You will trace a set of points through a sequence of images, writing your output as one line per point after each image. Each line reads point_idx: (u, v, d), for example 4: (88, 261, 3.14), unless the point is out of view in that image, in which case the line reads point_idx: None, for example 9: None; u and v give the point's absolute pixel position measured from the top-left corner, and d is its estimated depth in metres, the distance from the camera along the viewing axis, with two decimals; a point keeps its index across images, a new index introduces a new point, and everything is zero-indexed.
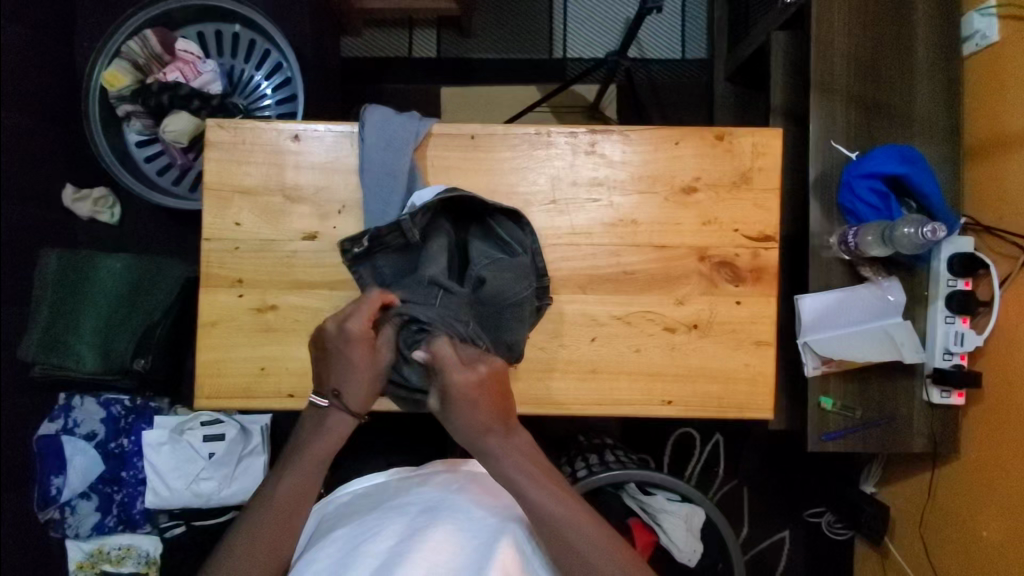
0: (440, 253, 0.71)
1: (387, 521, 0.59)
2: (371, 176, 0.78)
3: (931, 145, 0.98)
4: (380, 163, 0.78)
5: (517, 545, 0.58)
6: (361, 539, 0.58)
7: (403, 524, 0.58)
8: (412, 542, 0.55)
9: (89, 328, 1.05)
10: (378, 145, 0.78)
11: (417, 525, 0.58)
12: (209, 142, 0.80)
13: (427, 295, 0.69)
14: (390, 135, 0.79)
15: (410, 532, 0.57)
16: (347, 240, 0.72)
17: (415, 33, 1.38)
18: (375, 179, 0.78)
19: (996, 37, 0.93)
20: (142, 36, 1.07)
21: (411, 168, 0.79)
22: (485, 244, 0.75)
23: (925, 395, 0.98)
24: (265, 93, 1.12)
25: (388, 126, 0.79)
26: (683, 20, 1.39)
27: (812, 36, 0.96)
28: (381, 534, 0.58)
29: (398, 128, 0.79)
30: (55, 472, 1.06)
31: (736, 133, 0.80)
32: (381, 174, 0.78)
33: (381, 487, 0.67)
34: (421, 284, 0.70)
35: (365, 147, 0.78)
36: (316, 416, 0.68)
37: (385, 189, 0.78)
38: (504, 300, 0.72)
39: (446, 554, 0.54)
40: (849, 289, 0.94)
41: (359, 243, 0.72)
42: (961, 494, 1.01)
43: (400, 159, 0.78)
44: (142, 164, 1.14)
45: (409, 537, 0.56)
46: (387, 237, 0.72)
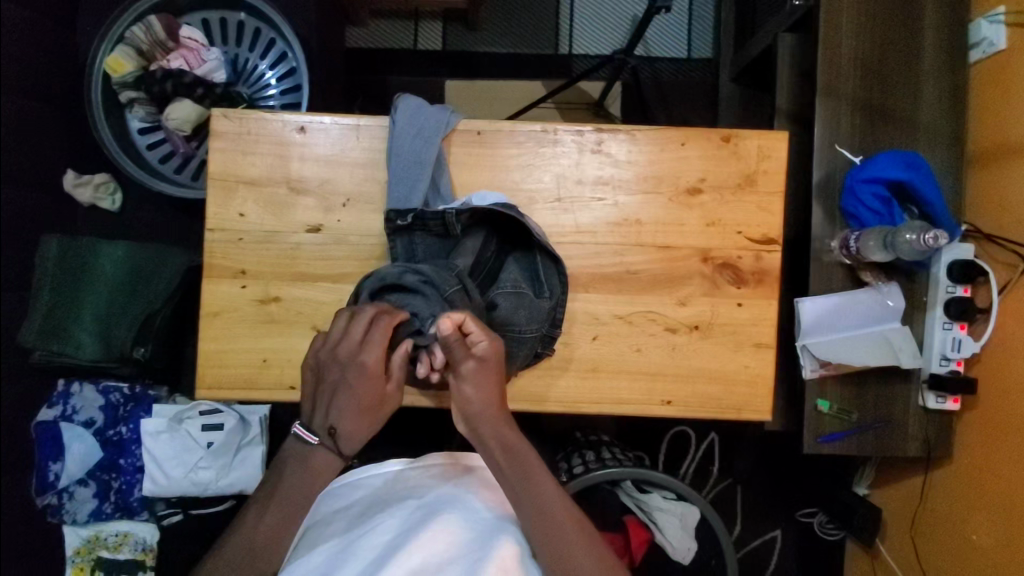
0: (470, 253, 0.75)
1: (382, 518, 0.60)
2: (396, 167, 0.77)
3: (935, 151, 0.98)
4: (407, 155, 0.77)
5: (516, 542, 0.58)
6: (355, 538, 0.58)
7: (398, 523, 0.59)
8: (405, 541, 0.56)
9: (89, 315, 1.05)
10: (409, 131, 0.78)
11: (411, 522, 0.58)
12: (215, 132, 0.80)
13: (448, 280, 0.69)
14: (421, 123, 0.78)
15: (404, 532, 0.57)
16: (393, 210, 0.75)
17: (420, 25, 1.38)
18: (396, 171, 0.77)
19: (1004, 44, 0.93)
20: (147, 22, 1.06)
21: (439, 159, 0.78)
22: (522, 270, 0.77)
23: (920, 400, 0.99)
24: (270, 82, 1.11)
25: (419, 116, 0.79)
26: (690, 19, 1.39)
27: (820, 39, 0.96)
28: (379, 530, 0.58)
29: (431, 118, 0.79)
30: (52, 458, 1.05)
31: (742, 135, 0.80)
32: (408, 164, 0.77)
33: (377, 477, 0.67)
34: (448, 270, 0.70)
35: (395, 133, 0.77)
36: (298, 454, 0.65)
37: (411, 176, 0.76)
38: (511, 330, 0.73)
39: (438, 554, 0.55)
40: (849, 294, 0.95)
41: (404, 216, 0.75)
42: (953, 497, 1.02)
43: (430, 149, 0.77)
44: (145, 151, 1.13)
45: (403, 535, 0.57)
46: (429, 218, 0.75)
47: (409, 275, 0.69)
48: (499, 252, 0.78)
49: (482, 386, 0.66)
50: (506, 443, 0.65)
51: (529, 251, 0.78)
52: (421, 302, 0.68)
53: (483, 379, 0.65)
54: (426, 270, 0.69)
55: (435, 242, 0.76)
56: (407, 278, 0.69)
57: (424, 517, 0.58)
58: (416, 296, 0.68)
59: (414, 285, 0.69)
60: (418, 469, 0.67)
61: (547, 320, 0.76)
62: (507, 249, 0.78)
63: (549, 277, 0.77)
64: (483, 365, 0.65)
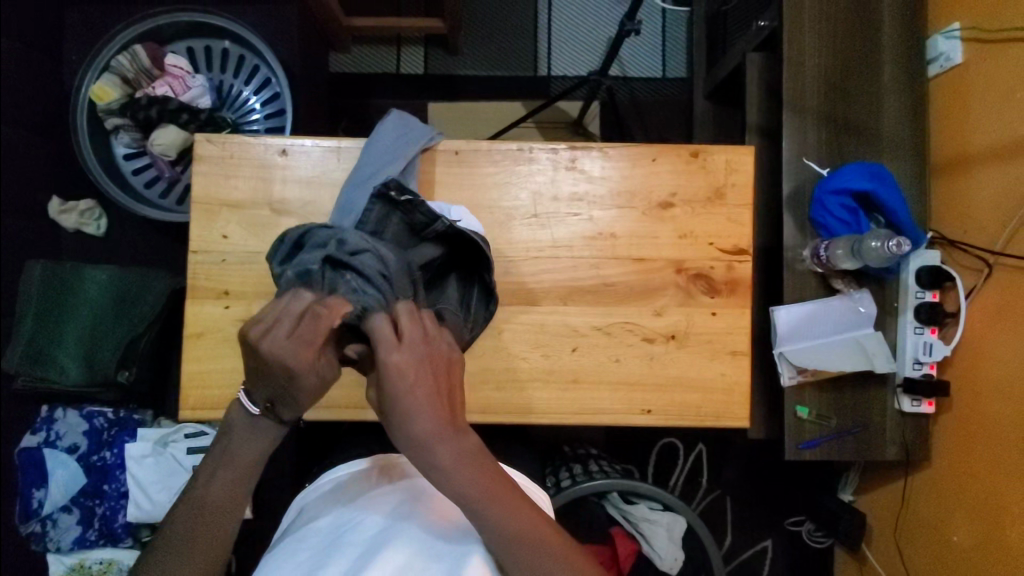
0: (426, 259, 0.71)
1: (367, 511, 0.58)
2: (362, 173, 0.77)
3: (901, 161, 1.02)
4: (376, 164, 0.77)
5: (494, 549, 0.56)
6: (342, 527, 0.57)
7: (383, 514, 0.58)
8: (396, 525, 0.55)
9: (73, 341, 1.05)
10: (387, 139, 0.79)
11: (400, 511, 0.58)
12: (198, 156, 0.82)
13: (404, 285, 0.63)
14: (403, 136, 0.80)
15: (394, 518, 0.57)
16: (397, 183, 0.69)
17: (402, 51, 1.42)
18: (361, 172, 0.77)
19: (960, 59, 0.98)
20: (131, 51, 1.09)
21: (408, 164, 0.79)
22: (460, 286, 0.76)
23: (896, 404, 1.01)
24: (254, 107, 1.14)
25: (403, 130, 0.81)
26: (663, 41, 1.44)
27: (785, 57, 1.00)
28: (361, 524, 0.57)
29: (413, 133, 0.81)
30: (37, 485, 1.06)
31: (711, 150, 0.83)
32: (378, 170, 0.77)
33: (362, 476, 0.67)
34: (404, 271, 0.65)
35: (374, 138, 0.79)
36: (246, 420, 0.60)
37: (370, 169, 0.77)
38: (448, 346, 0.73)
39: (429, 537, 0.54)
40: (822, 301, 0.97)
41: (404, 193, 0.69)
42: (934, 499, 1.03)
43: (402, 154, 0.79)
44: (130, 176, 1.15)
45: (392, 523, 0.56)
46: (419, 210, 0.70)
47: (366, 262, 0.62)
48: (447, 264, 0.76)
49: (427, 379, 0.54)
50: (466, 468, 0.54)
51: (477, 274, 0.76)
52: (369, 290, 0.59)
53: (428, 373, 0.54)
54: (388, 266, 0.63)
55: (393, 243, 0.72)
56: (369, 259, 0.63)
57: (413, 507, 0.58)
58: (368, 282, 0.60)
59: (368, 280, 0.61)
60: (403, 469, 0.68)
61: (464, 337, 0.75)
62: (450, 265, 0.76)
63: (479, 307, 0.77)
64: (422, 362, 0.54)
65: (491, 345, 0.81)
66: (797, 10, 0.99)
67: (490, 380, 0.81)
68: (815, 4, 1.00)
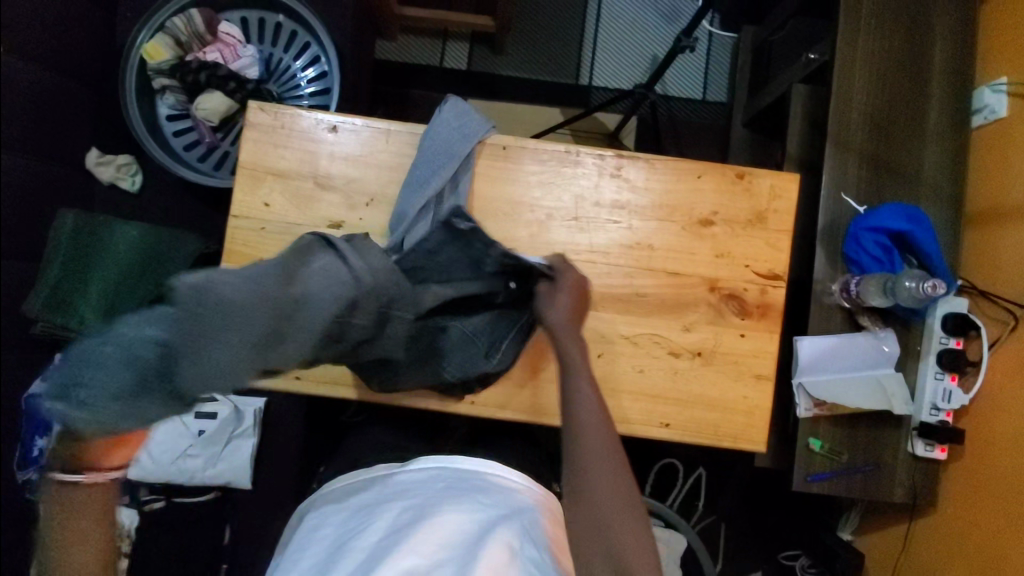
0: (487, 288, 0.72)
1: (374, 517, 0.64)
2: (419, 172, 0.79)
3: (935, 207, 1.02)
4: (433, 163, 0.80)
5: (503, 547, 0.59)
6: (348, 536, 0.63)
7: (389, 521, 0.62)
8: (396, 537, 0.60)
9: (96, 293, 1.05)
10: (448, 125, 0.81)
11: (402, 519, 0.62)
12: (249, 123, 0.82)
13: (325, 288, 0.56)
14: (462, 126, 0.82)
15: (396, 527, 0.61)
16: (455, 214, 0.68)
17: (448, 44, 1.43)
18: (423, 165, 0.80)
19: (1005, 113, 0.99)
20: (187, 14, 1.10)
21: (468, 155, 0.82)
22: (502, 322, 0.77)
23: (909, 446, 1.00)
24: (301, 84, 1.15)
25: (461, 121, 0.82)
26: (707, 64, 1.45)
27: (833, 91, 1.00)
28: (367, 531, 0.62)
29: (470, 126, 0.82)
30: (40, 433, 1.05)
31: (755, 173, 0.84)
32: (434, 169, 0.79)
33: (369, 481, 0.70)
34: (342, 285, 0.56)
35: (433, 125, 0.81)
36: None
37: (436, 163, 0.80)
38: (454, 352, 0.75)
39: (424, 552, 0.58)
40: (847, 336, 0.98)
41: (463, 219, 0.68)
42: (934, 547, 1.03)
43: (464, 144, 0.81)
44: (170, 138, 1.16)
45: (393, 533, 0.61)
46: (479, 238, 0.68)
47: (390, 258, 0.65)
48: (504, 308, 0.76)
49: (570, 303, 0.71)
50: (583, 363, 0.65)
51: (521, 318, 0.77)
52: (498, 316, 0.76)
53: (570, 298, 0.71)
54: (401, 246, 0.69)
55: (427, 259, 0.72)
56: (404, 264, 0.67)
57: (413, 517, 0.62)
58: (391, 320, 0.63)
59: (337, 280, 0.55)
60: (406, 474, 0.69)
61: (481, 355, 0.76)
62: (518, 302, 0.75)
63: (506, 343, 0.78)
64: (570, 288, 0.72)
65: None
66: (850, 47, 1.00)
67: None
68: (868, 43, 1.01)
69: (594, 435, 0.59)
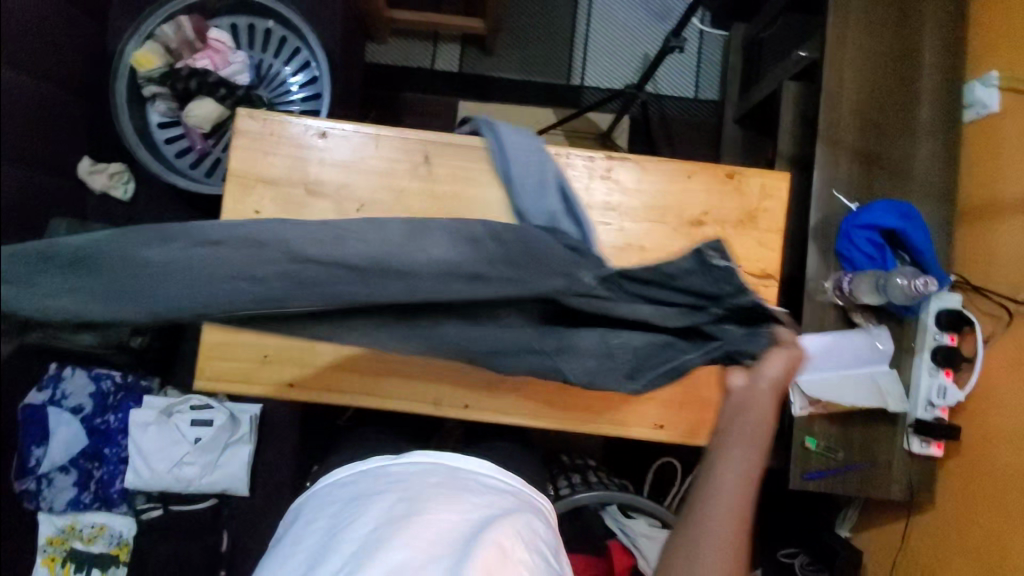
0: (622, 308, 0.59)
1: (366, 509, 0.63)
2: (523, 186, 0.76)
3: (927, 202, 1.02)
4: (536, 174, 0.76)
5: (497, 540, 0.59)
6: (338, 529, 0.62)
7: (381, 513, 0.62)
8: (390, 528, 0.60)
9: None
10: (515, 155, 0.77)
11: (394, 512, 0.62)
12: (238, 130, 0.82)
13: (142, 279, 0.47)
14: (518, 147, 0.78)
15: (388, 519, 0.61)
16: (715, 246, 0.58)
17: (439, 46, 1.43)
18: (532, 198, 0.75)
19: (996, 108, 0.99)
20: (176, 23, 1.10)
21: (547, 165, 0.76)
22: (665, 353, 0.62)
23: (905, 443, 1.00)
24: (291, 89, 1.15)
25: (514, 143, 0.78)
26: (698, 62, 1.45)
27: (824, 88, 1.00)
28: (359, 522, 0.62)
29: (522, 143, 0.77)
30: (36, 443, 1.03)
31: (746, 172, 0.84)
32: (537, 197, 0.75)
33: (361, 474, 0.69)
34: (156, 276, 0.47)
35: (507, 164, 0.78)
36: None
37: (539, 191, 0.75)
38: (596, 367, 0.62)
39: (418, 545, 0.58)
40: (840, 333, 0.95)
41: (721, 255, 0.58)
42: (932, 544, 1.03)
43: (541, 164, 0.76)
44: (161, 145, 1.15)
45: (384, 525, 0.60)
46: (703, 277, 0.58)
47: (552, 277, 0.56)
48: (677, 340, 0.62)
49: (782, 363, 0.61)
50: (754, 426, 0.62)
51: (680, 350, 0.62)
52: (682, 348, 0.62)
53: (782, 360, 0.61)
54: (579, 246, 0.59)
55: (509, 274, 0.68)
56: (589, 279, 0.57)
57: (405, 511, 0.62)
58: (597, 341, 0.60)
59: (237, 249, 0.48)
60: (401, 468, 0.70)
61: (619, 379, 0.63)
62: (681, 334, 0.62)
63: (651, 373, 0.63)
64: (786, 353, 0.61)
65: None
66: (840, 44, 1.00)
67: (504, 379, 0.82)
68: (858, 40, 1.01)
69: (721, 504, 0.59)
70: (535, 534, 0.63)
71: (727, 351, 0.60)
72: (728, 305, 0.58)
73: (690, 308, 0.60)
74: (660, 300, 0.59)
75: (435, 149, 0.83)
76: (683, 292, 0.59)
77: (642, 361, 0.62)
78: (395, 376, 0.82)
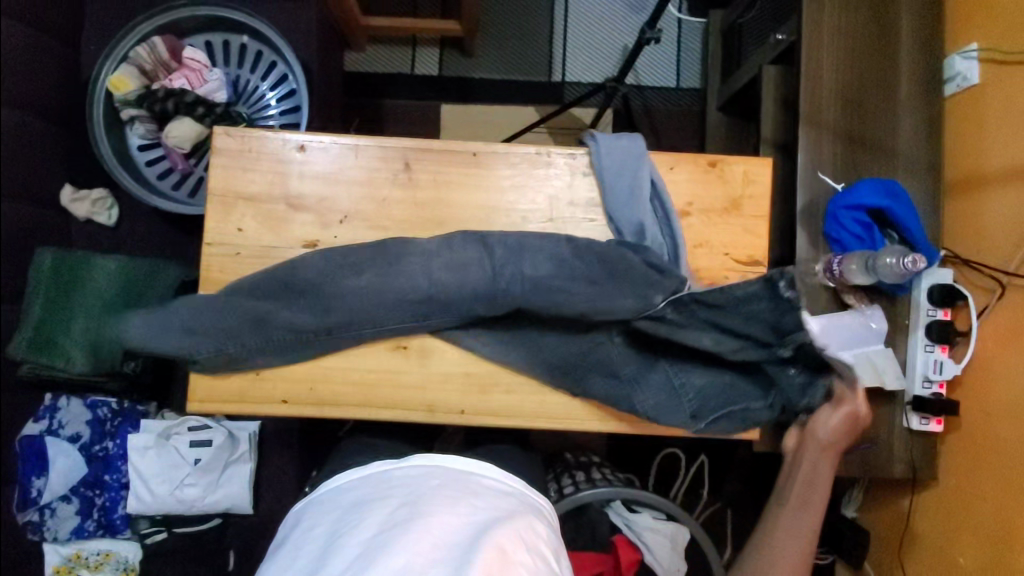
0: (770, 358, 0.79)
1: (368, 514, 0.63)
2: (615, 192, 0.81)
3: (913, 179, 1.02)
4: (627, 177, 0.81)
5: (498, 547, 0.58)
6: (339, 533, 0.62)
7: (382, 518, 0.62)
8: (392, 533, 0.59)
9: (80, 330, 1.04)
10: (614, 166, 0.81)
11: (396, 516, 0.61)
12: (215, 149, 0.82)
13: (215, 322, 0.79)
14: (621, 159, 0.81)
15: (389, 524, 0.60)
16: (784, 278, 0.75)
17: (417, 50, 1.43)
18: (622, 208, 0.80)
19: (977, 80, 0.98)
20: (150, 44, 1.10)
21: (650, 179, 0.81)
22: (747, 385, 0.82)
23: (904, 421, 1.00)
24: (270, 103, 1.14)
25: (618, 154, 0.81)
26: (678, 50, 1.45)
27: (802, 70, 1.00)
28: (361, 526, 0.61)
29: (627, 153, 0.81)
30: (36, 473, 1.04)
31: (728, 160, 0.84)
32: (632, 207, 0.80)
33: (362, 479, 0.69)
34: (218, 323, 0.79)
35: (603, 171, 0.81)
36: None
37: (626, 201, 0.80)
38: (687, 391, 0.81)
39: (419, 550, 0.57)
40: (834, 316, 0.96)
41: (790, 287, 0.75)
42: (938, 520, 1.03)
43: (640, 176, 0.81)
44: (143, 168, 1.15)
45: (386, 529, 0.60)
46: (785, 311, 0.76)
47: (633, 298, 0.77)
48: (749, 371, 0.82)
49: (840, 423, 0.78)
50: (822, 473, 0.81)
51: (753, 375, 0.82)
52: (749, 393, 0.82)
53: (841, 423, 0.78)
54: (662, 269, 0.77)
55: (590, 283, 0.77)
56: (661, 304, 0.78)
57: (407, 516, 0.61)
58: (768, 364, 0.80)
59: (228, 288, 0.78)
60: (404, 471, 0.69)
61: (687, 415, 0.82)
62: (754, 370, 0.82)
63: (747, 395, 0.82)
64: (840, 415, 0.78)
65: (501, 348, 0.81)
66: (816, 26, 1.00)
67: (498, 383, 0.82)
68: (834, 20, 1.00)
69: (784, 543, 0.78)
70: (537, 537, 0.62)
71: (785, 395, 0.80)
72: (790, 343, 0.77)
73: (763, 345, 0.79)
74: (728, 330, 0.78)
75: (415, 155, 0.83)
76: (755, 323, 0.77)
77: (708, 398, 0.82)
78: (388, 386, 0.81)
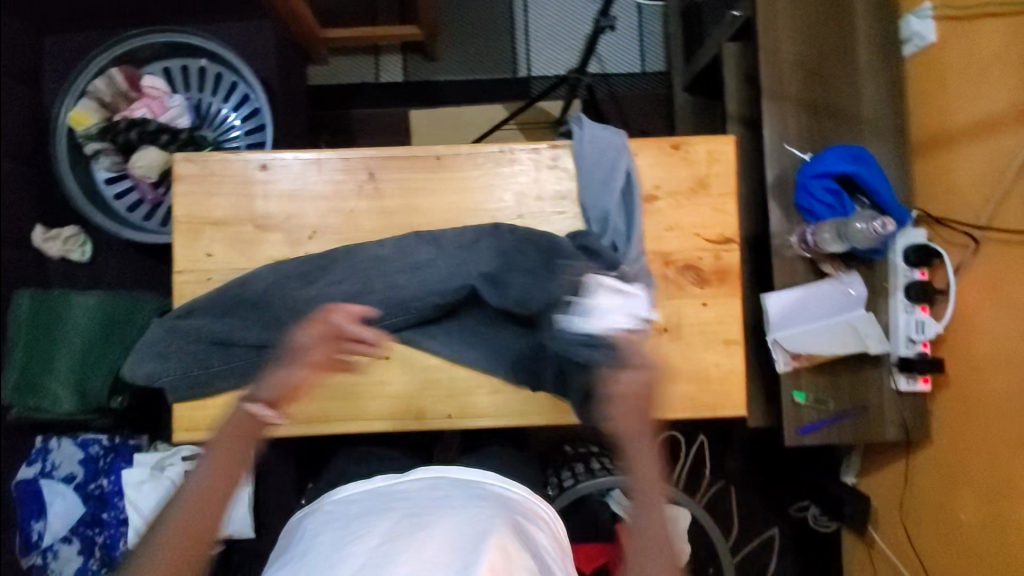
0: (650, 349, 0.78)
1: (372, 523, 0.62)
2: (588, 179, 0.81)
3: (879, 142, 1.02)
4: (603, 168, 0.81)
5: (503, 545, 0.58)
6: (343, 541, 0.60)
7: (385, 526, 0.61)
8: (398, 539, 0.58)
9: (63, 370, 1.03)
10: (591, 157, 0.81)
11: (400, 523, 0.61)
12: (178, 176, 0.81)
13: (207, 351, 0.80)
14: (600, 150, 0.81)
15: (394, 530, 0.60)
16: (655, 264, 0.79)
17: (381, 59, 1.42)
18: (593, 199, 0.81)
19: (933, 38, 0.99)
20: (108, 75, 1.10)
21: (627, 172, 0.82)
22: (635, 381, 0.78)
23: (892, 383, 1.01)
24: (234, 124, 1.13)
25: (597, 145, 0.81)
26: (641, 35, 1.45)
27: (760, 45, 1.00)
28: (365, 535, 0.60)
29: (608, 145, 0.81)
30: (35, 515, 1.05)
31: (691, 141, 0.84)
32: (604, 198, 0.80)
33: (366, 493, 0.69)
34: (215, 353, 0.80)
35: (580, 161, 0.81)
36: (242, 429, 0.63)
37: (601, 194, 0.80)
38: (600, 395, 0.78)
39: (427, 552, 0.56)
40: (812, 286, 0.98)
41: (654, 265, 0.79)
42: (937, 477, 1.03)
43: (616, 167, 0.81)
44: (112, 202, 1.14)
45: (390, 536, 0.59)
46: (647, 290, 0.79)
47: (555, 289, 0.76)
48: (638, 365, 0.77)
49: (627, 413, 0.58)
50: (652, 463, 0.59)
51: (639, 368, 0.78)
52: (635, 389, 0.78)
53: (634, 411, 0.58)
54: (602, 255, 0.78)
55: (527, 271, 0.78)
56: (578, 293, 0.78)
57: (411, 523, 0.61)
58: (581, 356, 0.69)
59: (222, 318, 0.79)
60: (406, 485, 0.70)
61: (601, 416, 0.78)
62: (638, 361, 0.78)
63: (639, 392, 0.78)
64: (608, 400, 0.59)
65: (481, 349, 0.81)
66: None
67: (482, 384, 0.81)
68: None
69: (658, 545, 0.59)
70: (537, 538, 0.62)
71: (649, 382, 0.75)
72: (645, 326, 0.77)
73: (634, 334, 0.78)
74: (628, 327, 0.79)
75: (378, 165, 0.83)
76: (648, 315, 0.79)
77: None
78: (373, 397, 0.81)
